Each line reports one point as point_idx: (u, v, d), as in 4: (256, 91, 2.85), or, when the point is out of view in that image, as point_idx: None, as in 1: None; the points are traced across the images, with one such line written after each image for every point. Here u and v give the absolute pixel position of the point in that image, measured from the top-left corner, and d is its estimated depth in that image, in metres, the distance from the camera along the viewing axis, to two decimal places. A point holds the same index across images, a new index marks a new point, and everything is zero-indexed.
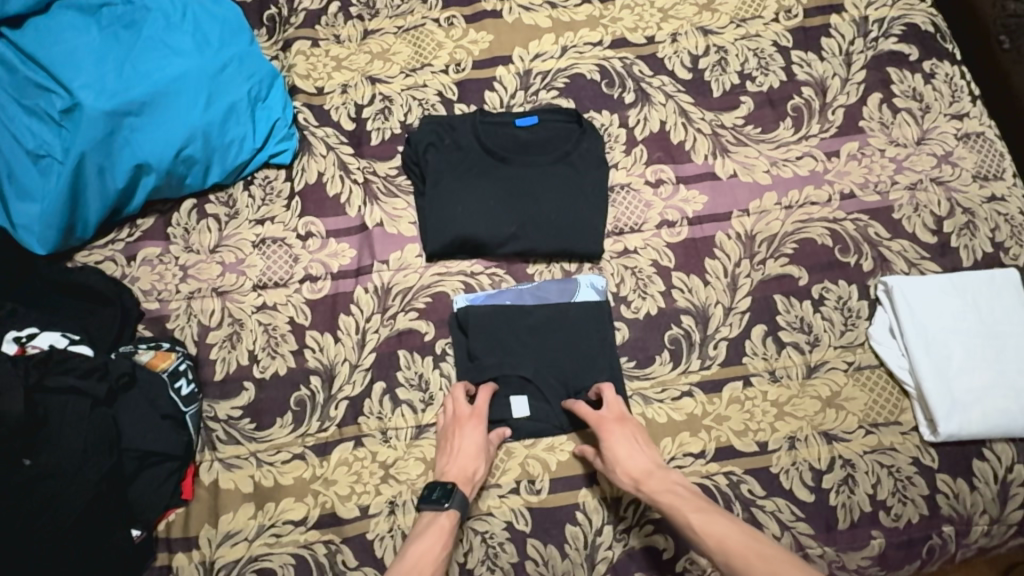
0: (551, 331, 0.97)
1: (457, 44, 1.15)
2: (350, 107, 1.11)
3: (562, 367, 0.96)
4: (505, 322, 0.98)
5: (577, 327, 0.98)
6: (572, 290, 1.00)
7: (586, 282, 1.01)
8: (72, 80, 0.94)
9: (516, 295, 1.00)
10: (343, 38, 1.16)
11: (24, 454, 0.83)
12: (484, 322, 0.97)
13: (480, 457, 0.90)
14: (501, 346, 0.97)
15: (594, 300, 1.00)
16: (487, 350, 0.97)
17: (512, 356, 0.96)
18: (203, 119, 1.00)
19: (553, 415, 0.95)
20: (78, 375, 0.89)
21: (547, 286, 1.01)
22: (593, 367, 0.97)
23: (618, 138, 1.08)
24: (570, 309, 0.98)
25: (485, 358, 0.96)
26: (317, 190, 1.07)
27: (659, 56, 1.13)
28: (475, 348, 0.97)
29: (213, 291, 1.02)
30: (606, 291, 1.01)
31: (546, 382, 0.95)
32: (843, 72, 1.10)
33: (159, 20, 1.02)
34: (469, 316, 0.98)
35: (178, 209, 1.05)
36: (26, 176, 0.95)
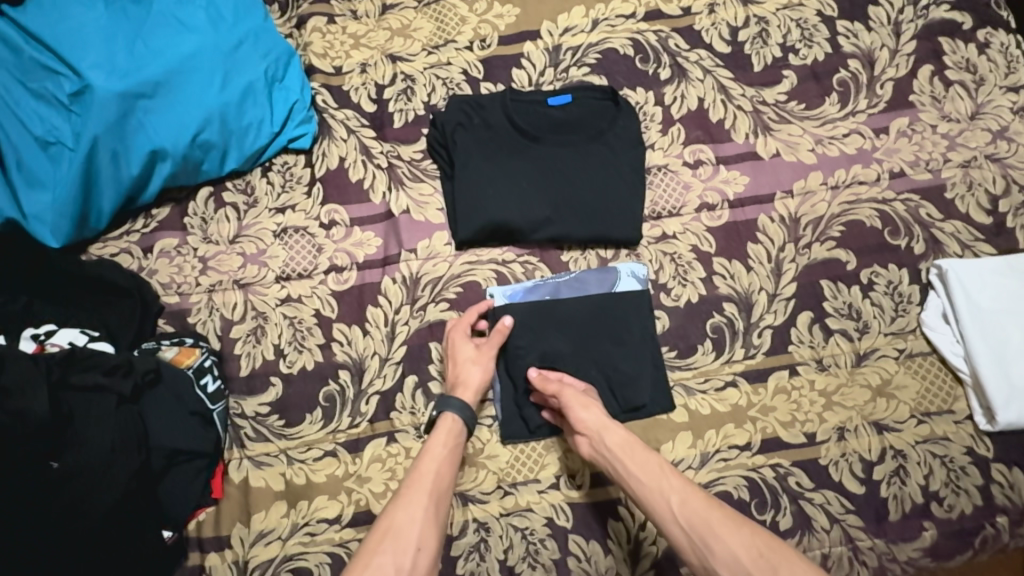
0: (591, 323, 0.93)
1: (481, 18, 1.08)
2: (370, 87, 1.06)
3: (603, 360, 0.93)
4: (542, 314, 0.93)
5: (617, 318, 0.93)
6: (612, 279, 0.96)
7: (627, 270, 0.96)
8: (80, 60, 0.89)
9: (553, 286, 0.96)
10: (360, 14, 1.10)
11: (52, 457, 0.79)
12: (520, 316, 0.93)
13: (478, 364, 0.89)
14: (538, 337, 0.93)
15: (635, 288, 0.96)
16: (524, 343, 0.93)
17: (551, 349, 0.93)
18: (219, 101, 0.95)
19: None
20: (103, 373, 0.85)
21: (585, 276, 0.96)
22: (636, 358, 0.92)
23: (653, 117, 1.03)
24: (611, 299, 0.94)
25: (521, 351, 0.93)
26: (339, 176, 1.02)
27: (696, 28, 1.07)
28: (511, 341, 0.93)
29: (234, 283, 0.98)
30: (646, 279, 0.97)
31: (587, 376, 0.92)
32: (892, 42, 1.04)
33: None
34: (505, 310, 0.94)
35: (195, 198, 1.01)
36: (35, 164, 0.90)
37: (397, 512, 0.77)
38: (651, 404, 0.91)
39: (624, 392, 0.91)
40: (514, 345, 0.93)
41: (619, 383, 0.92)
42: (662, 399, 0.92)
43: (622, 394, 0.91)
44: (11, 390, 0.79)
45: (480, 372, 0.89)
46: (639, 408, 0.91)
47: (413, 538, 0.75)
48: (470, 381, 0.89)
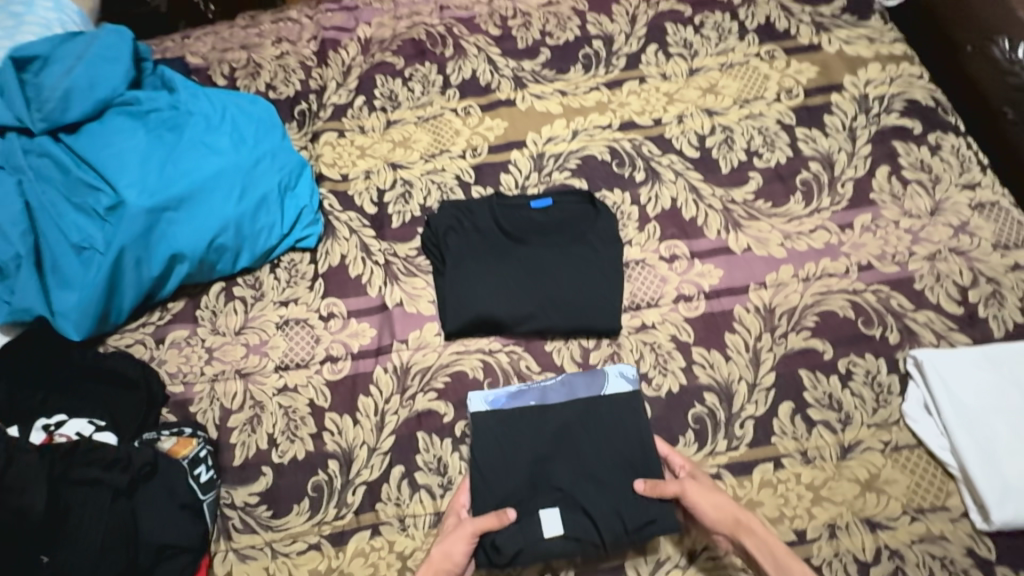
0: (583, 429, 0.92)
1: (473, 131, 1.22)
2: (372, 192, 1.17)
3: (601, 473, 0.90)
4: (532, 423, 0.93)
5: (610, 427, 0.92)
6: (600, 383, 0.97)
7: (615, 371, 0.98)
8: (118, 180, 1.01)
9: (540, 388, 0.98)
10: (366, 129, 1.24)
11: (41, 551, 0.83)
12: (503, 423, 0.94)
13: (453, 541, 0.85)
14: (524, 451, 0.92)
15: (626, 388, 0.96)
16: (506, 456, 0.91)
17: (542, 462, 0.91)
18: (236, 211, 1.06)
19: (589, 531, 0.87)
20: (102, 466, 0.89)
21: (575, 379, 0.98)
22: (633, 468, 0.90)
23: (630, 215, 1.11)
24: (602, 402, 0.94)
25: (505, 464, 0.91)
26: (340, 272, 1.10)
27: (667, 136, 1.18)
28: (492, 454, 0.92)
29: (236, 373, 1.04)
30: (636, 379, 0.98)
31: (581, 491, 0.89)
32: (849, 146, 1.13)
33: (200, 122, 1.11)
34: (489, 418, 0.94)
35: (207, 293, 1.10)
36: (68, 267, 1.00)
37: None
38: (660, 520, 0.86)
39: (627, 508, 0.87)
40: (501, 457, 0.91)
41: (620, 499, 0.88)
42: (660, 524, 0.86)
43: (626, 511, 0.87)
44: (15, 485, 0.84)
45: (440, 553, 0.84)
46: (648, 524, 0.86)
47: None
48: (433, 560, 0.84)
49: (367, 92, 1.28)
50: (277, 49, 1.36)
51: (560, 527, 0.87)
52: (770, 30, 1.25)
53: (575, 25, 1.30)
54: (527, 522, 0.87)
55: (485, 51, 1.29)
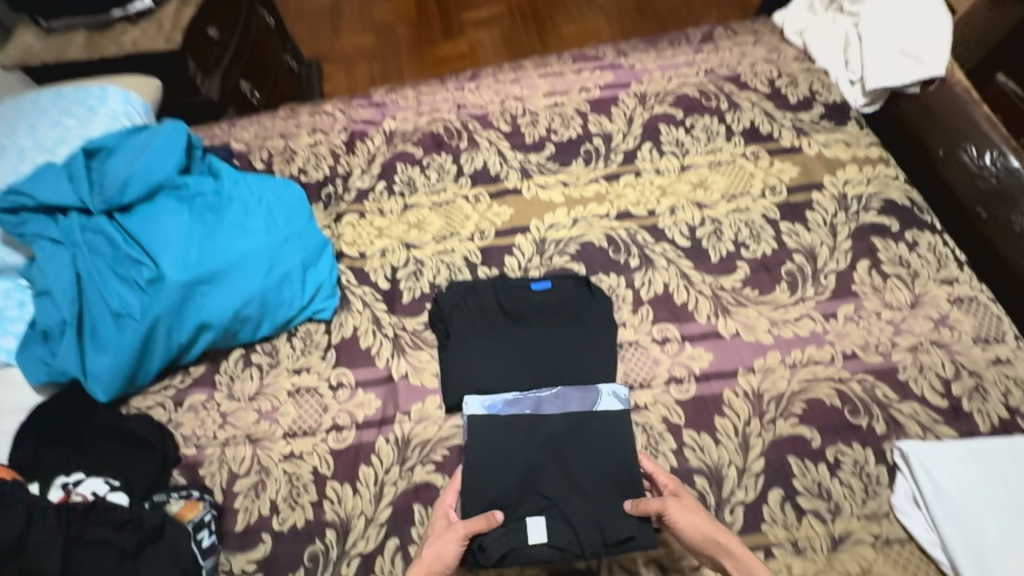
0: (574, 444, 0.99)
1: (482, 215, 1.33)
2: (386, 268, 1.27)
3: (587, 487, 0.96)
4: (526, 433, 1.00)
5: (599, 442, 0.99)
6: (593, 399, 1.04)
7: (609, 391, 1.04)
8: (161, 255, 1.12)
9: (536, 397, 1.04)
10: (385, 211, 1.36)
11: None
12: (499, 428, 1.00)
13: (442, 542, 0.88)
14: (517, 459, 0.98)
15: (617, 408, 1.02)
16: (499, 460, 0.98)
17: (533, 470, 0.98)
18: (262, 285, 1.16)
19: (571, 541, 0.92)
20: (113, 528, 0.93)
21: (569, 393, 1.04)
22: (618, 485, 0.96)
23: (625, 298, 1.19)
24: (594, 418, 1.01)
25: (498, 467, 0.98)
26: (351, 343, 1.18)
27: (660, 226, 1.27)
28: (487, 457, 0.98)
29: (246, 438, 1.09)
30: (627, 399, 1.04)
31: (567, 502, 0.95)
32: (831, 240, 1.21)
33: (239, 206, 1.24)
34: (487, 423, 1.01)
35: (227, 358, 1.18)
36: (104, 332, 1.09)
37: None
38: (639, 537, 0.91)
39: (610, 523, 0.93)
40: (495, 462, 0.98)
41: (604, 513, 0.94)
42: (640, 538, 0.91)
43: (609, 527, 0.92)
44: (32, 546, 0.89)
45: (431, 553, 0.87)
46: (628, 540, 0.91)
47: None
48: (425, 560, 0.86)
49: (388, 178, 1.42)
50: (311, 138, 1.52)
51: (545, 535, 0.92)
52: (755, 133, 1.38)
53: (578, 124, 1.45)
54: (513, 527, 0.93)
55: (496, 144, 1.44)
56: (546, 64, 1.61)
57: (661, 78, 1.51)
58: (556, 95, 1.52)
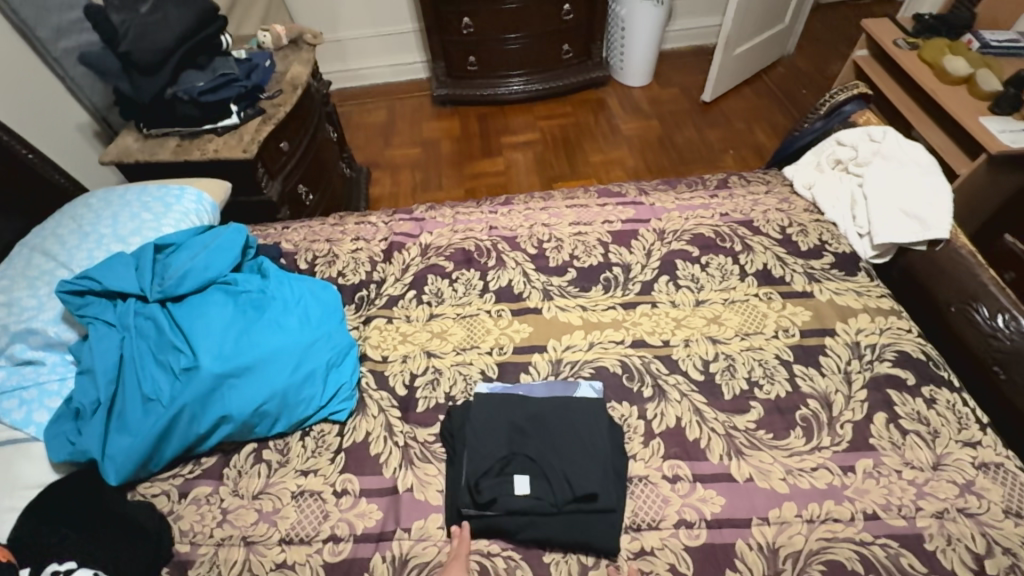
0: (555, 415, 1.16)
1: (502, 331, 1.39)
2: (405, 374, 1.33)
3: (565, 450, 1.10)
4: (516, 404, 1.18)
5: (577, 415, 1.16)
6: (574, 388, 1.25)
7: (587, 384, 1.25)
8: (199, 346, 1.19)
9: (527, 385, 1.27)
10: (412, 317, 1.45)
11: None
12: (495, 397, 1.20)
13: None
14: (507, 422, 1.15)
15: (593, 395, 1.23)
16: (494, 420, 1.15)
17: (519, 435, 1.13)
18: (286, 381, 1.20)
19: (549, 493, 1.05)
20: None
21: (554, 383, 1.27)
22: (594, 456, 1.09)
23: (636, 429, 1.19)
24: (574, 400, 1.19)
25: (489, 431, 1.13)
26: (361, 448, 1.20)
27: (674, 357, 1.31)
28: (484, 421, 1.15)
29: (243, 540, 1.09)
30: (602, 391, 1.25)
31: (546, 460, 1.09)
32: (845, 388, 1.22)
33: (280, 304, 1.32)
34: (485, 394, 1.21)
35: (239, 452, 1.21)
36: (132, 415, 1.14)
37: None
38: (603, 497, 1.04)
39: (579, 478, 1.06)
40: (489, 422, 1.15)
41: (578, 473, 1.07)
42: (609, 491, 1.05)
43: (580, 482, 1.06)
44: None
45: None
46: (594, 498, 1.04)
47: None
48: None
49: (419, 287, 1.52)
50: (353, 244, 1.66)
51: (527, 489, 1.06)
52: (767, 275, 1.45)
53: (599, 252, 1.56)
54: (501, 479, 1.07)
55: (522, 265, 1.55)
56: (574, 195, 1.77)
57: (679, 217, 1.63)
58: (581, 225, 1.65)
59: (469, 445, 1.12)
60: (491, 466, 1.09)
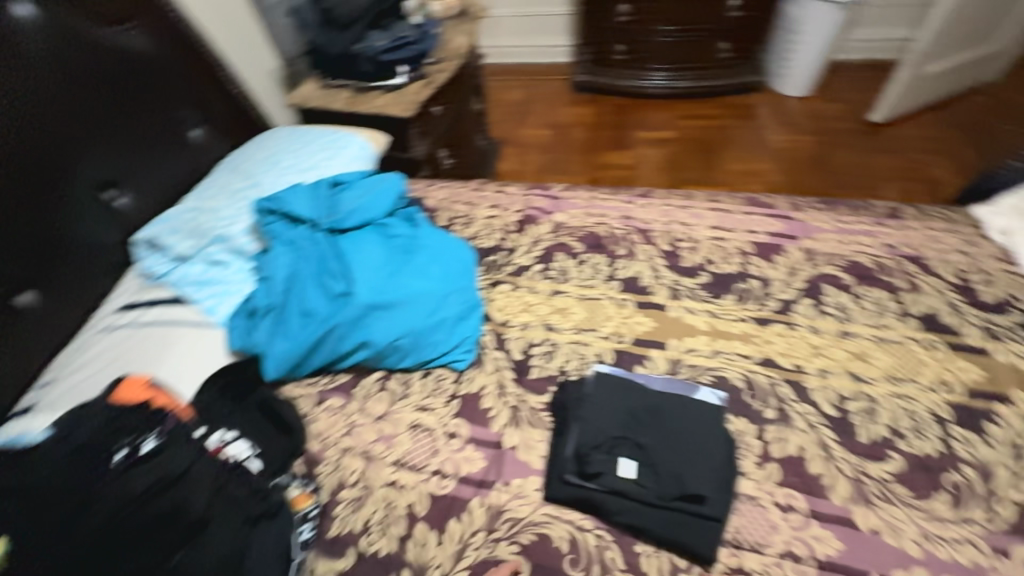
0: (673, 411, 1.15)
1: (623, 320, 1.39)
2: (523, 341, 1.38)
3: (679, 447, 1.09)
4: (634, 391, 1.18)
5: (696, 418, 1.14)
6: (695, 391, 1.23)
7: (709, 389, 1.23)
8: (355, 276, 1.33)
9: (646, 375, 1.26)
10: (536, 290, 1.50)
11: (177, 550, 0.95)
12: (614, 379, 1.21)
13: None
14: (623, 406, 1.16)
15: (714, 401, 1.20)
16: (611, 401, 1.16)
17: (632, 420, 1.14)
18: (421, 324, 1.31)
19: (654, 485, 1.05)
20: (247, 492, 1.06)
21: (675, 381, 1.24)
22: (707, 461, 1.08)
23: (751, 448, 1.13)
24: (694, 402, 1.17)
25: (605, 410, 1.15)
26: (474, 399, 1.28)
27: (806, 384, 1.22)
28: (601, 400, 1.17)
29: (363, 453, 1.21)
30: (725, 400, 1.21)
31: (656, 452, 1.09)
32: (1013, 464, 1.07)
33: (427, 251, 1.41)
34: (604, 375, 1.23)
35: (368, 376, 1.35)
36: (291, 323, 1.30)
37: None
38: (710, 504, 1.03)
39: (689, 479, 1.05)
40: (605, 402, 1.16)
41: (688, 474, 1.06)
42: (718, 501, 1.04)
43: (690, 483, 1.04)
44: (190, 481, 1.02)
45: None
46: (701, 500, 1.03)
47: None
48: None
49: (546, 262, 1.56)
50: (490, 211, 1.74)
51: (633, 473, 1.07)
52: (934, 321, 1.30)
53: (738, 261, 1.48)
54: (608, 458, 1.09)
55: (653, 260, 1.52)
56: (717, 199, 1.70)
57: (835, 240, 1.50)
58: (721, 230, 1.58)
59: (583, 418, 1.15)
60: (601, 443, 1.11)
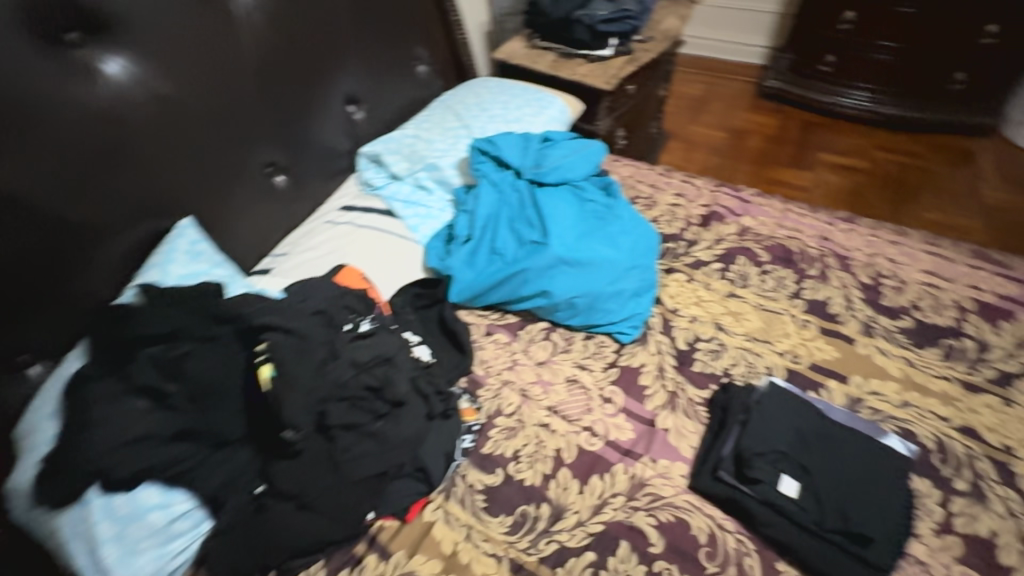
0: (851, 448, 1.09)
1: (803, 341, 1.33)
2: (690, 333, 1.37)
3: (851, 484, 1.04)
4: (810, 415, 1.14)
5: (875, 462, 1.07)
6: (881, 434, 1.14)
7: (898, 437, 1.13)
8: (548, 228, 1.39)
9: (825, 403, 1.20)
10: (711, 287, 1.47)
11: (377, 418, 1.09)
12: (789, 397, 1.18)
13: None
14: (795, 425, 1.12)
15: (901, 451, 1.11)
16: (782, 417, 1.13)
17: (803, 443, 1.10)
18: (599, 289, 1.35)
19: (815, 511, 1.02)
20: (435, 390, 1.17)
21: (858, 419, 1.17)
22: (880, 509, 1.01)
23: (932, 514, 1.04)
24: (877, 446, 1.10)
25: (776, 424, 1.12)
26: (632, 373, 1.31)
27: (1013, 468, 1.09)
28: (773, 413, 1.14)
29: (521, 391, 1.30)
30: (914, 453, 1.12)
31: (824, 481, 1.04)
32: None
33: (619, 223, 1.44)
34: (778, 390, 1.19)
35: (533, 324, 1.43)
36: (480, 256, 1.41)
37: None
38: (875, 551, 0.98)
39: (857, 519, 1.00)
40: (776, 416, 1.13)
41: (857, 513, 1.01)
42: (884, 550, 0.98)
43: (856, 522, 1.00)
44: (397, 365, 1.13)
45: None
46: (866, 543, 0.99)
47: None
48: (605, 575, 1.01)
49: (726, 263, 1.52)
50: (675, 199, 1.72)
51: (794, 493, 1.04)
52: None
53: (952, 315, 1.34)
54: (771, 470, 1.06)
55: (849, 289, 1.41)
56: (937, 243, 1.53)
57: None
58: (937, 277, 1.42)
59: (753, 426, 1.13)
60: (765, 453, 1.08)
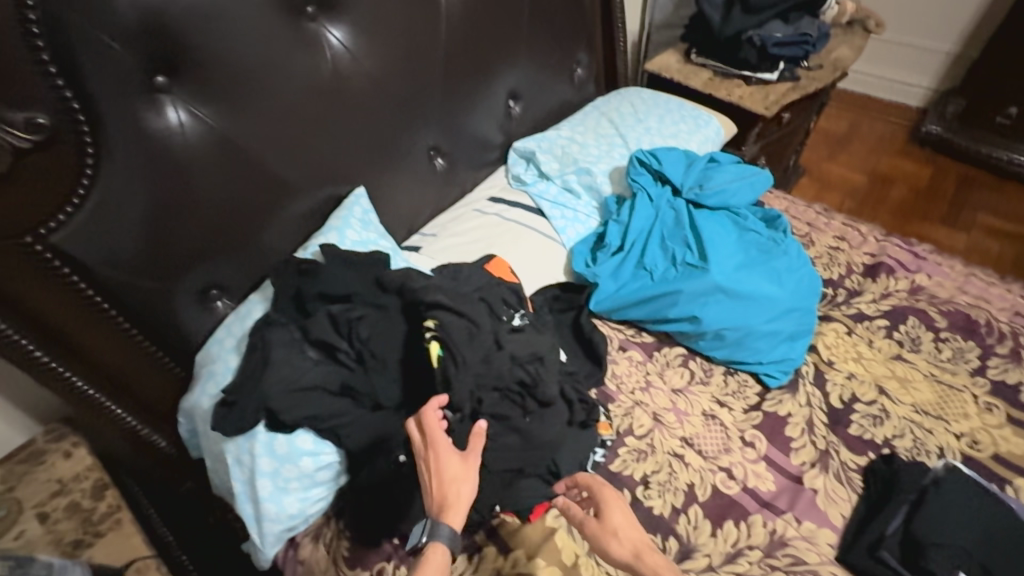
0: None
1: (984, 426, 1.19)
2: (847, 390, 1.26)
3: None
4: (997, 512, 1.02)
5: None
6: None
7: None
8: (707, 253, 1.32)
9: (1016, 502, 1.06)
10: (874, 345, 1.34)
11: (523, 413, 1.09)
12: (972, 488, 1.05)
13: (617, 507, 0.97)
14: (978, 522, 1.01)
15: None
16: (963, 509, 1.02)
17: (987, 543, 0.99)
18: (755, 325, 1.27)
19: None
20: (579, 397, 1.16)
21: None
22: None
23: None
24: None
25: (956, 514, 1.01)
26: (778, 422, 1.22)
27: None
28: (954, 502, 1.03)
29: (654, 414, 1.24)
30: None
31: None
32: None
33: (784, 261, 1.35)
34: (958, 476, 1.07)
35: (669, 348, 1.37)
36: (627, 269, 1.38)
37: (615, 511, 0.97)
38: None
39: None
40: (957, 506, 1.02)
41: None
42: None
43: None
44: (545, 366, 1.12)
45: (619, 514, 0.97)
46: None
47: (623, 529, 0.95)
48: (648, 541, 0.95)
49: (894, 321, 1.38)
50: (835, 241, 1.59)
51: None
52: None
53: None
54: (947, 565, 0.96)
55: None
56: None
57: None
58: None
59: (929, 511, 1.02)
60: (943, 545, 0.97)
